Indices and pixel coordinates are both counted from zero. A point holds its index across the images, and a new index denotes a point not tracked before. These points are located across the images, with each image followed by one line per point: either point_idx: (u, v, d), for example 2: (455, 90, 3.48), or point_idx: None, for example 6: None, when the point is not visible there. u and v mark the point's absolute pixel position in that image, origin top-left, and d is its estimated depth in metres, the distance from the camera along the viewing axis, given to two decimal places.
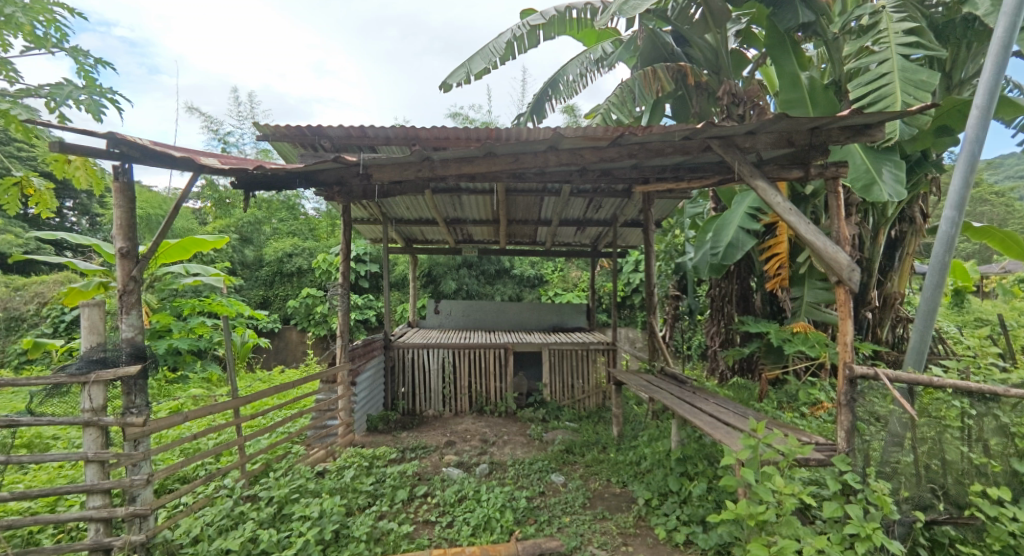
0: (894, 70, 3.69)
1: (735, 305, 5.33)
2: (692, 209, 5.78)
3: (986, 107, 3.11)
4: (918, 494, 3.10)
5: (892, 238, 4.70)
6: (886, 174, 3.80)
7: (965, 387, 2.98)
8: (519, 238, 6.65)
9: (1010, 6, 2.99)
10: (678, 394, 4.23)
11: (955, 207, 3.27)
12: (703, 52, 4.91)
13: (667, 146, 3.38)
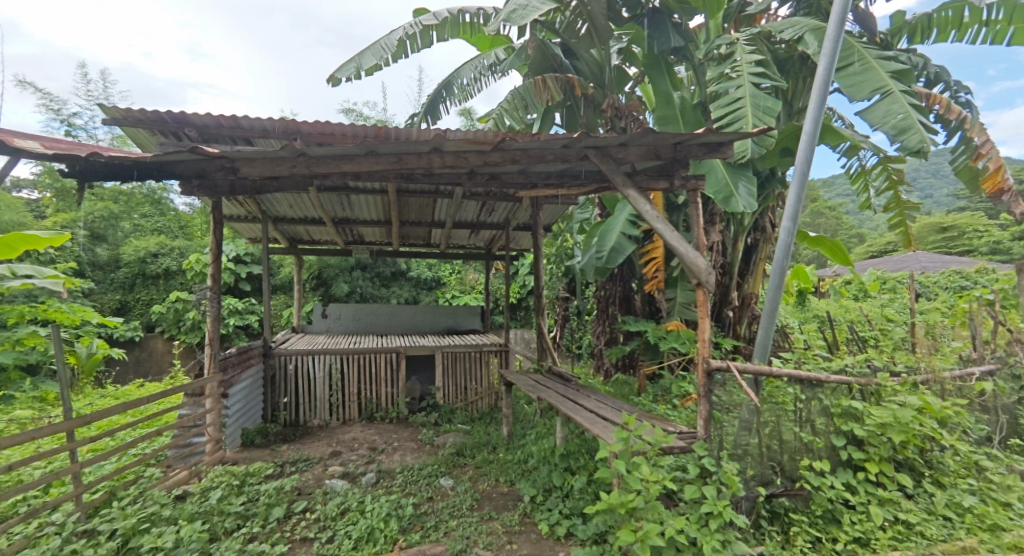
0: (746, 96, 4.15)
1: (618, 306, 5.68)
2: (580, 215, 6.06)
3: (813, 133, 3.61)
4: (761, 472, 3.47)
5: (748, 245, 5.28)
6: (740, 188, 4.26)
7: (797, 377, 3.43)
8: (412, 239, 6.55)
9: (829, 47, 3.49)
10: (562, 393, 4.40)
11: (791, 218, 3.75)
12: (589, 66, 5.09)
13: (548, 154, 3.52)
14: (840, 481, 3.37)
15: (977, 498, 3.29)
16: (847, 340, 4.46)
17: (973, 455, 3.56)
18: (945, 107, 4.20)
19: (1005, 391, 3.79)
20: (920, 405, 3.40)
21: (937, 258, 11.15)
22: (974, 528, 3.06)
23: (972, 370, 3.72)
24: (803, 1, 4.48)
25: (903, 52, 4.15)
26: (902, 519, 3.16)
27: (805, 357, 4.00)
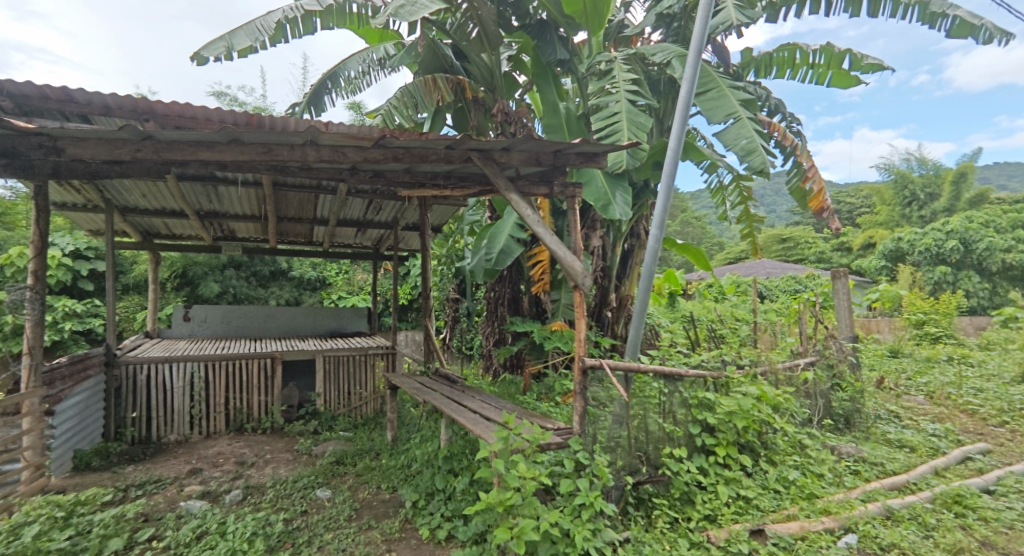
0: (622, 111, 4.45)
1: (506, 307, 5.80)
2: (470, 217, 6.09)
3: (677, 148, 3.96)
4: (630, 461, 3.70)
5: (626, 250, 5.67)
6: (617, 197, 4.56)
7: (661, 372, 3.74)
8: (292, 236, 6.13)
9: (690, 73, 3.86)
10: (446, 394, 4.39)
11: (659, 226, 4.10)
12: (481, 71, 5.28)
13: (431, 154, 3.48)
14: (695, 465, 3.74)
15: (800, 471, 3.84)
16: (705, 337, 4.98)
17: (798, 435, 4.15)
18: (781, 136, 4.88)
19: (822, 378, 4.48)
20: (758, 393, 3.90)
21: (778, 266, 12.95)
22: (797, 498, 3.56)
23: (798, 362, 4.35)
24: (671, 29, 4.90)
25: (750, 84, 4.74)
26: (742, 494, 3.60)
27: (668, 354, 4.39)
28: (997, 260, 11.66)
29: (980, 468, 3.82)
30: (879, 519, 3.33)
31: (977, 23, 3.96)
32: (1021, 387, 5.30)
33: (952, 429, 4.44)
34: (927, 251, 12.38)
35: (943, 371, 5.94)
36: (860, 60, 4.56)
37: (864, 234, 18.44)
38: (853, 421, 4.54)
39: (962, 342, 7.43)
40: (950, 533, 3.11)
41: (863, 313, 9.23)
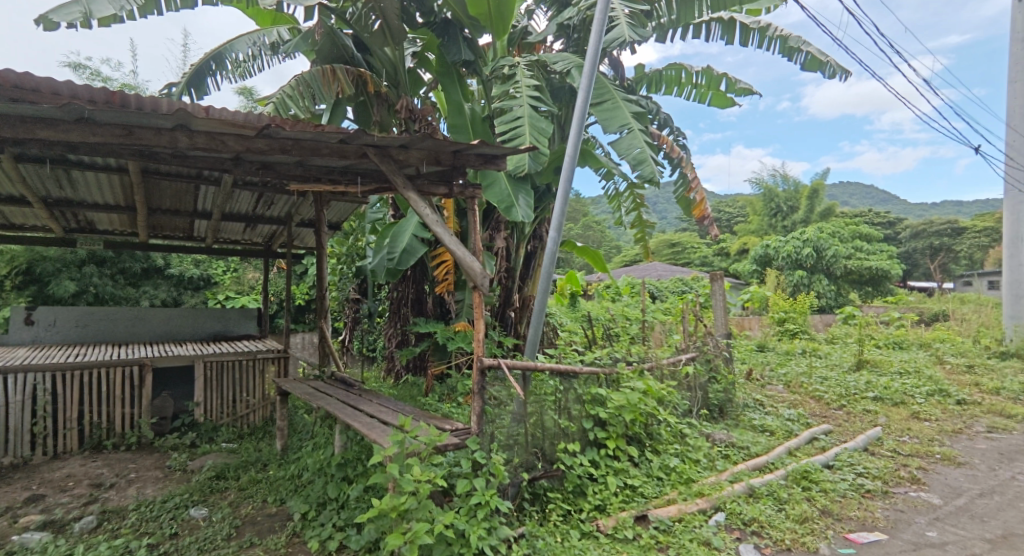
0: (524, 116, 4.55)
1: (410, 308, 5.72)
2: (373, 215, 5.91)
3: (574, 155, 4.13)
4: (526, 458, 3.78)
5: (529, 252, 5.81)
6: (520, 199, 4.65)
7: (557, 370, 3.88)
8: (167, 230, 5.55)
9: (586, 84, 4.03)
10: (341, 399, 4.20)
11: (557, 229, 4.24)
12: (384, 65, 5.12)
13: (323, 147, 3.30)
14: (587, 458, 3.92)
15: (679, 458, 4.17)
16: (600, 336, 5.24)
17: (679, 425, 4.50)
18: (669, 148, 5.28)
19: (700, 372, 4.91)
20: (643, 388, 4.19)
21: (668, 269, 14.05)
22: (677, 483, 3.87)
23: (680, 357, 4.73)
24: (572, 39, 5.10)
25: (642, 98, 5.08)
26: (628, 483, 3.84)
27: (564, 352, 4.57)
28: (840, 266, 13.58)
29: (824, 446, 4.40)
30: (743, 497, 3.71)
31: (824, 60, 4.53)
32: (855, 375, 6.21)
33: (803, 413, 5.08)
34: (788, 257, 14.09)
35: (798, 362, 6.80)
36: (734, 83, 5.07)
37: (740, 241, 20.55)
38: (725, 410, 5.01)
39: (813, 337, 8.55)
40: (798, 505, 3.57)
41: (737, 311, 10.28)
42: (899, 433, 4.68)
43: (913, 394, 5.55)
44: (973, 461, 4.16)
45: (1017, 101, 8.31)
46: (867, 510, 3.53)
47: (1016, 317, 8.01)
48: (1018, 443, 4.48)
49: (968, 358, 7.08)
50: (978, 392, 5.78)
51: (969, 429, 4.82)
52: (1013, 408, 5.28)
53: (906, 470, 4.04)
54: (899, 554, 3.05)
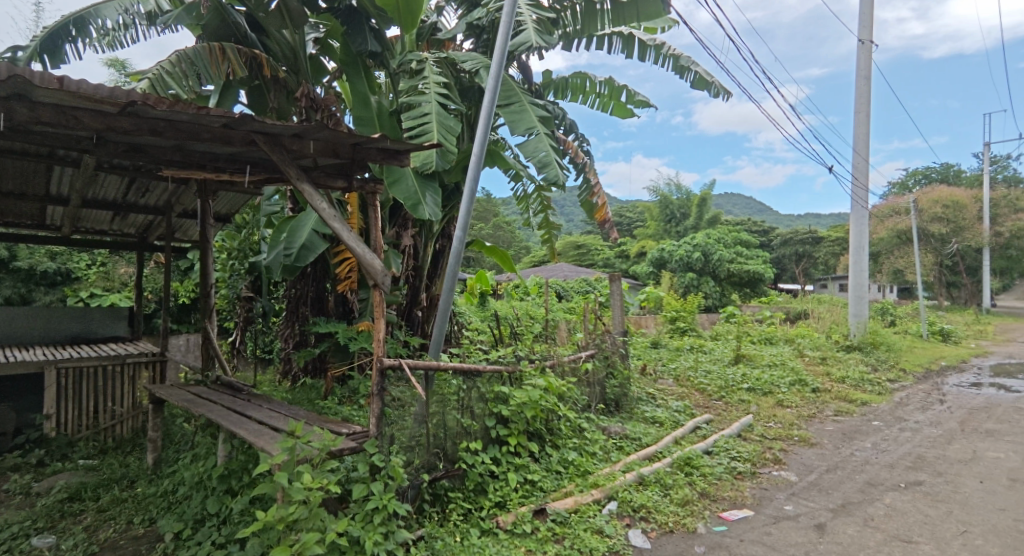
0: (432, 112, 4.49)
1: (310, 307, 5.44)
2: (269, 208, 5.53)
3: (480, 155, 4.14)
4: (427, 458, 3.69)
5: (437, 250, 5.75)
6: (427, 198, 4.52)
7: (460, 369, 3.87)
8: (11, 216, 4.79)
9: (492, 85, 4.06)
10: (225, 406, 3.87)
11: (463, 228, 4.23)
12: (282, 47, 4.84)
13: (204, 131, 3.00)
14: (489, 456, 3.95)
15: (577, 451, 4.34)
16: (506, 334, 5.32)
17: (578, 420, 4.69)
18: (574, 153, 5.48)
19: (598, 368, 5.16)
20: (544, 385, 4.32)
21: (573, 269, 14.73)
22: (574, 476, 4.03)
23: (580, 355, 4.95)
24: (481, 40, 5.13)
25: (549, 103, 5.23)
26: (528, 478, 3.92)
27: (468, 351, 4.58)
28: (724, 269, 14.98)
29: (705, 434, 4.81)
30: (634, 485, 3.94)
31: (710, 80, 4.94)
32: (732, 368, 6.87)
33: (688, 405, 5.52)
34: (681, 260, 15.29)
35: (685, 358, 7.39)
36: (633, 95, 5.38)
37: (640, 244, 21.97)
38: (621, 404, 5.30)
39: (699, 334, 9.34)
40: (681, 489, 3.88)
41: (635, 310, 10.95)
42: (767, 419, 5.25)
43: (779, 384, 6.25)
44: (823, 441, 4.78)
45: (861, 129, 9.69)
46: (737, 490, 3.93)
47: (860, 315, 9.16)
48: (857, 423, 5.22)
49: (822, 351, 8.14)
50: (828, 381, 6.65)
51: (820, 413, 5.53)
52: (854, 393, 6.15)
53: (771, 452, 4.54)
54: (761, 528, 3.43)
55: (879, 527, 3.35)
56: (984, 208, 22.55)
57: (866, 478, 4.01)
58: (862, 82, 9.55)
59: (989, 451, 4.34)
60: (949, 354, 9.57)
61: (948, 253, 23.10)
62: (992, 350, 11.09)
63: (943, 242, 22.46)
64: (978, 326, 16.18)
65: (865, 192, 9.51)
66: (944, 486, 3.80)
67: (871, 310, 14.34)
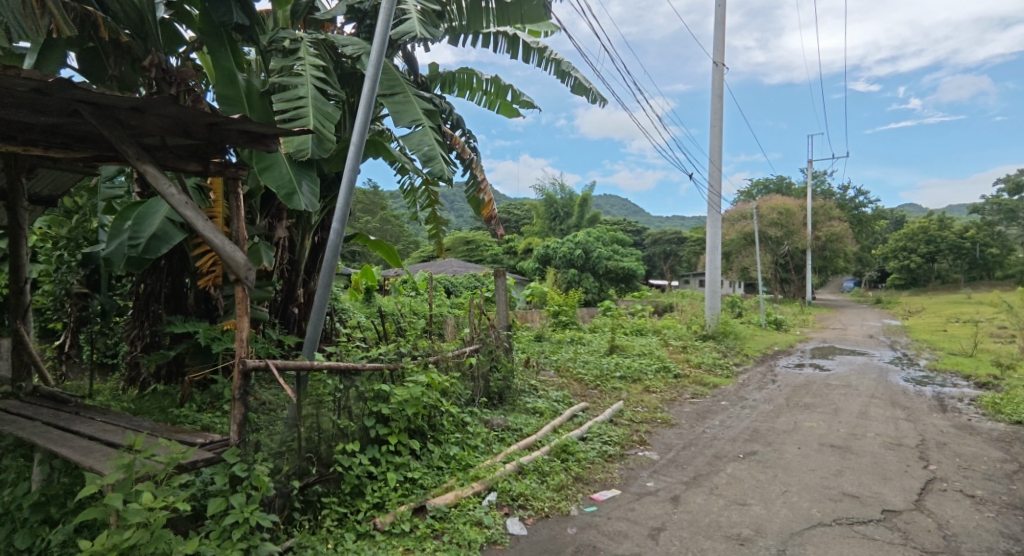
0: (308, 96, 4.21)
1: (163, 304, 4.83)
2: (109, 190, 4.83)
3: (359, 145, 3.97)
4: (298, 464, 3.37)
5: (316, 243, 5.42)
6: (304, 186, 4.13)
7: (337, 368, 3.64)
8: None
9: (371, 72, 3.90)
10: (43, 422, 3.29)
11: (341, 220, 4.01)
12: (123, 8, 3.94)
13: (8, 95, 2.50)
14: (368, 456, 3.79)
15: (459, 446, 4.36)
16: (390, 331, 5.17)
17: (461, 415, 4.72)
18: (461, 149, 5.48)
19: (482, 363, 5.23)
20: (426, 381, 4.26)
21: (461, 265, 14.87)
22: (454, 470, 4.04)
23: (464, 350, 4.98)
24: (363, 25, 4.91)
25: (436, 97, 5.21)
26: (408, 476, 3.85)
27: (346, 350, 4.37)
28: (603, 266, 16.07)
29: (580, 421, 5.11)
30: (513, 475, 4.05)
31: (588, 86, 5.22)
32: (607, 358, 7.39)
33: (567, 394, 5.83)
34: (563, 257, 16.11)
35: (566, 350, 7.81)
36: (518, 95, 5.51)
37: (528, 241, 22.75)
38: (504, 396, 5.43)
39: (579, 327, 9.93)
40: (557, 475, 4.08)
41: (522, 305, 11.31)
42: (635, 404, 5.72)
43: (646, 371, 6.85)
44: (680, 421, 5.32)
45: (716, 143, 10.94)
46: (607, 472, 4.23)
47: (715, 307, 10.12)
48: (708, 404, 5.89)
49: (683, 341, 9.09)
50: (687, 367, 7.44)
51: (680, 396, 6.15)
52: (707, 377, 6.93)
53: (637, 434, 4.95)
54: (626, 505, 3.73)
55: (722, 494, 3.82)
56: (811, 216, 26.76)
57: (713, 452, 4.54)
58: (717, 100, 10.76)
59: (806, 421, 5.16)
60: (780, 340, 11.24)
61: (783, 253, 27.11)
62: (811, 335, 13.24)
63: (779, 245, 26.29)
64: (802, 315, 19.24)
65: (719, 198, 10.75)
66: (772, 453, 4.44)
67: (724, 303, 16.33)
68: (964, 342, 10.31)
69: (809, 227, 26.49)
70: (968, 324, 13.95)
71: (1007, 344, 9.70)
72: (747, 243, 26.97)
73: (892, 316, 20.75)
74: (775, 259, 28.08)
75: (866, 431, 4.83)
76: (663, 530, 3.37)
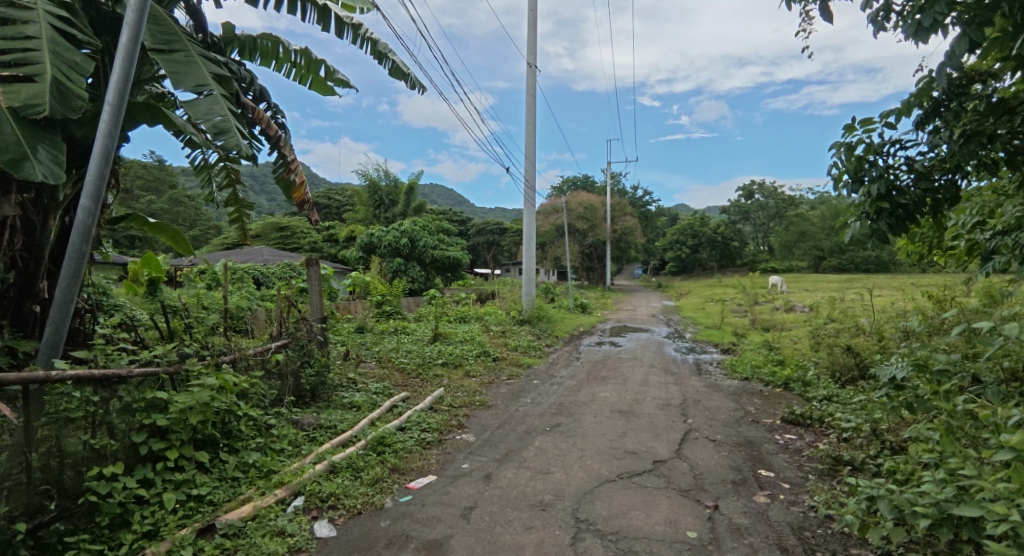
0: (42, 37, 3.32)
1: None
2: None
3: (117, 106, 3.23)
4: (28, 499, 2.68)
5: (65, 226, 4.37)
6: (41, 152, 3.24)
7: (90, 377, 2.93)
8: None
9: (131, 20, 3.23)
10: None
11: (94, 197, 3.25)
12: None
13: None
14: (135, 478, 3.14)
15: (260, 452, 3.94)
16: (175, 329, 4.40)
17: (263, 417, 4.28)
18: (265, 125, 4.93)
19: (291, 358, 4.82)
20: (218, 384, 3.64)
21: (274, 253, 13.64)
22: (254, 480, 3.61)
23: (269, 346, 4.52)
24: None
25: (233, 63, 4.61)
26: (192, 494, 3.29)
27: (106, 353, 3.55)
28: (429, 255, 16.16)
29: (399, 412, 5.06)
30: (324, 475, 3.80)
31: (407, 72, 5.11)
32: (430, 346, 7.46)
33: (387, 386, 5.74)
34: (389, 246, 15.75)
35: (388, 340, 7.66)
36: (332, 72, 5.14)
37: (351, 229, 21.81)
38: (317, 393, 5.10)
39: (403, 317, 9.86)
40: (372, 469, 3.95)
41: (344, 296, 10.74)
42: (455, 389, 5.88)
43: (466, 357, 7.10)
44: (496, 402, 5.62)
45: (531, 140, 11.72)
46: (424, 459, 4.25)
47: (530, 293, 10.89)
48: (522, 383, 6.34)
49: (502, 326, 9.63)
50: (505, 350, 7.90)
51: (497, 379, 6.48)
52: (522, 358, 7.47)
53: (456, 419, 5.09)
54: (442, 489, 3.80)
55: (529, 466, 4.14)
56: (611, 213, 30.71)
57: (524, 428, 4.89)
58: (530, 100, 11.52)
59: (601, 392, 5.89)
60: (584, 322, 12.71)
61: (588, 244, 30.75)
62: (609, 316, 15.26)
63: (586, 238, 29.69)
64: (602, 299, 22.08)
65: (534, 192, 11.58)
66: (572, 423, 4.96)
67: (540, 289, 17.81)
68: (715, 317, 12.90)
69: (610, 222, 30.36)
70: (715, 303, 17.56)
71: (741, 317, 12.43)
72: (560, 234, 29.84)
73: (668, 298, 25.03)
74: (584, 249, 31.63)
75: (645, 396, 5.70)
76: (474, 508, 3.51)
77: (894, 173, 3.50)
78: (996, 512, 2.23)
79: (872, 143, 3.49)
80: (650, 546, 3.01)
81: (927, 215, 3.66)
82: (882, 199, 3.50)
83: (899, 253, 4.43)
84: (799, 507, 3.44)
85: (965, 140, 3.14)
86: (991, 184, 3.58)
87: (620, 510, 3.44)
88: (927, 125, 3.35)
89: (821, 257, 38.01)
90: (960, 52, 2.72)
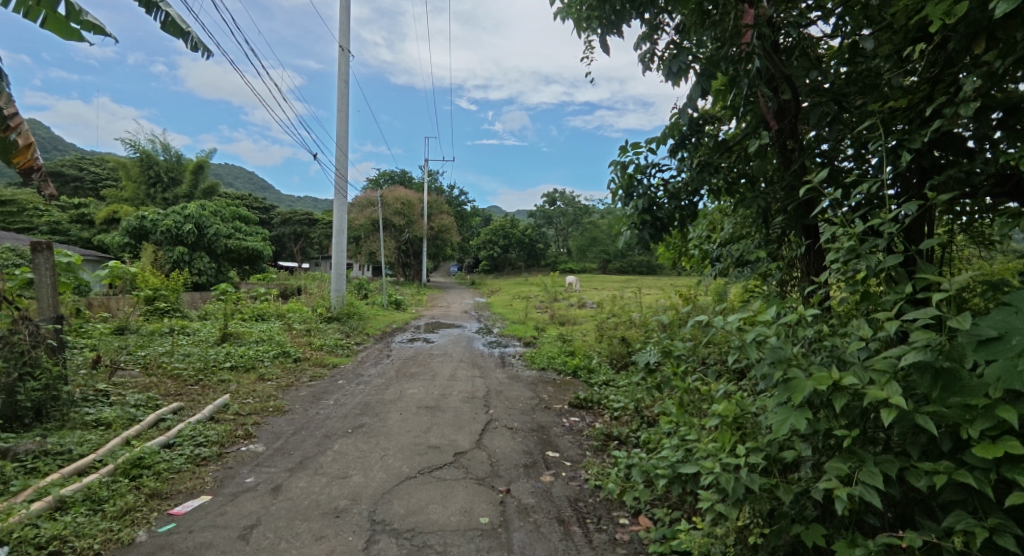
0: None
1: None
2: None
3: None
4: None
5: None
6: None
7: None
8: None
9: None
10: None
11: None
12: None
13: None
14: None
15: None
16: None
17: None
18: None
19: None
20: None
21: None
22: None
23: None
24: None
25: None
26: None
27: None
28: (222, 245, 14.27)
29: (167, 426, 4.33)
30: (44, 514, 3.01)
31: (185, 29, 4.37)
32: (215, 348, 6.57)
33: (153, 397, 4.86)
34: (167, 232, 13.36)
35: (159, 343, 6.53)
36: (76, 13, 4.13)
37: (115, 208, 18.11)
38: (43, 411, 4.07)
39: (184, 315, 8.63)
40: (120, 498, 3.28)
41: (100, 291, 8.82)
42: (245, 396, 5.25)
43: (261, 358, 6.42)
44: (294, 407, 5.18)
45: (344, 127, 11.12)
46: (197, 478, 3.69)
47: (341, 289, 10.35)
48: (325, 385, 5.96)
49: (307, 324, 8.97)
50: (308, 350, 7.35)
51: (297, 381, 6.00)
52: (327, 358, 7.03)
53: (242, 429, 4.55)
54: (216, 510, 3.33)
55: (325, 472, 3.89)
56: (431, 209, 31.01)
57: (323, 432, 4.59)
58: (343, 85, 10.90)
59: (409, 389, 5.86)
60: (400, 318, 12.61)
61: (406, 240, 30.48)
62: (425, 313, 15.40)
63: (407, 233, 29.42)
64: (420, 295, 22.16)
65: (346, 183, 11.01)
66: (377, 423, 4.83)
67: (354, 285, 17.12)
68: (522, 313, 13.99)
69: (431, 219, 30.64)
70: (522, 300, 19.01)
71: (542, 312, 13.71)
72: (382, 229, 29.07)
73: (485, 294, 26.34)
74: (405, 245, 31.32)
75: (452, 390, 5.86)
76: (256, 526, 3.16)
77: (655, 191, 4.18)
78: (706, 467, 2.77)
79: (638, 164, 4.12)
80: (444, 538, 3.07)
81: (676, 228, 4.42)
82: (645, 212, 4.15)
83: (659, 258, 5.33)
84: (576, 482, 3.88)
85: (700, 168, 3.97)
86: (718, 206, 4.45)
87: (418, 506, 3.44)
88: (678, 153, 4.12)
89: (610, 259, 44.10)
90: (695, 97, 3.37)
